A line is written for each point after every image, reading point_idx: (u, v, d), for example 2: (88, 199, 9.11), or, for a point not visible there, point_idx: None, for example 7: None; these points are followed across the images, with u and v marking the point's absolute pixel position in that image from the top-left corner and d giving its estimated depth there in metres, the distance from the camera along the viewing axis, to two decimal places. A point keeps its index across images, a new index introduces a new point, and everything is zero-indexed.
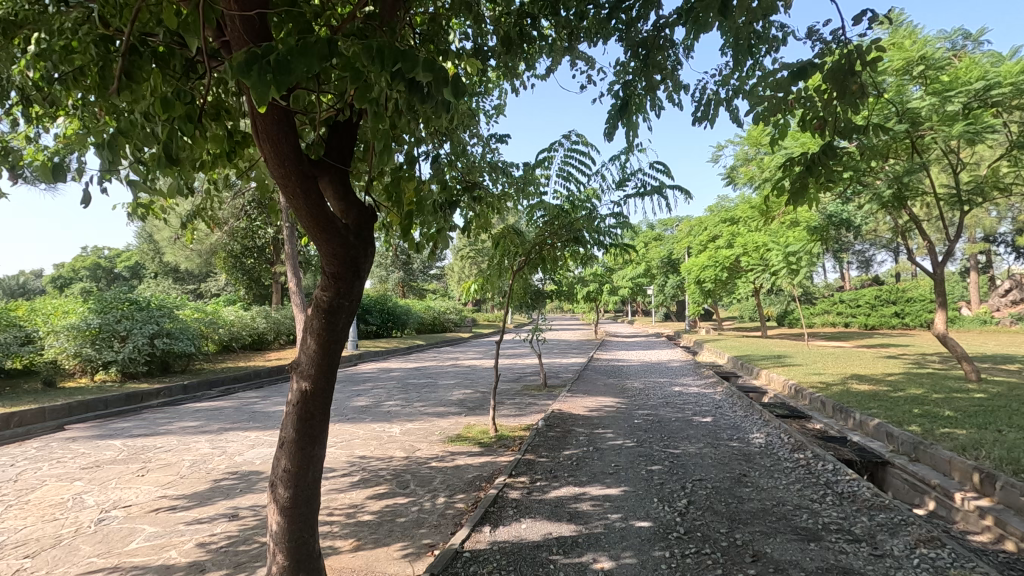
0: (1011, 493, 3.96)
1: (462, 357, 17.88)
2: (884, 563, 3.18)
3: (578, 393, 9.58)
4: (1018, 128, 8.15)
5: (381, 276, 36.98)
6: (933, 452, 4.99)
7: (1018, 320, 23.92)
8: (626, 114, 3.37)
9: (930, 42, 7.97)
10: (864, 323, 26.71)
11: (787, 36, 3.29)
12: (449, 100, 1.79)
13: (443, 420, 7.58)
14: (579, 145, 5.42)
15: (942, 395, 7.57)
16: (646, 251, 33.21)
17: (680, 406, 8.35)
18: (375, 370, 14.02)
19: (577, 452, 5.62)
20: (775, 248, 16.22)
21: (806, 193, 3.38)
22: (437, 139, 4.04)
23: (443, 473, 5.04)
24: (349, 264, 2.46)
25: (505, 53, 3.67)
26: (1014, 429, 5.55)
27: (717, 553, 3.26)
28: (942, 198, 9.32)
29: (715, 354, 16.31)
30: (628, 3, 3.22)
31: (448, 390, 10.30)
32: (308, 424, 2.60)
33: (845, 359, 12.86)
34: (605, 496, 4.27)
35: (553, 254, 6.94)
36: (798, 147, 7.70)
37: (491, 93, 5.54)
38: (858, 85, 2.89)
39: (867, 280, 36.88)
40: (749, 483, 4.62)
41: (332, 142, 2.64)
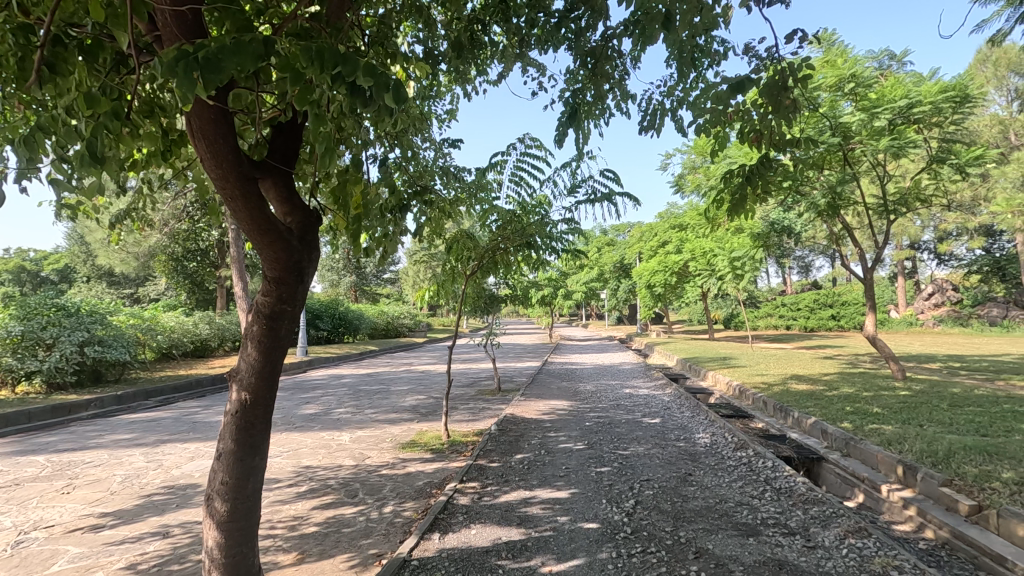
0: (930, 484, 4.25)
1: (416, 362, 17.72)
2: (816, 554, 3.33)
3: (532, 397, 9.66)
4: (937, 144, 8.79)
5: (333, 280, 36.23)
6: (863, 447, 5.29)
7: (939, 322, 25.78)
8: (576, 122, 3.44)
9: (859, 61, 8.45)
10: (803, 325, 28.07)
11: (727, 51, 3.42)
12: (390, 105, 1.77)
13: (395, 427, 7.47)
14: (533, 150, 5.44)
15: (872, 393, 8.03)
16: (600, 256, 33.80)
17: (631, 408, 8.55)
18: (325, 377, 13.67)
19: (529, 456, 5.66)
20: (721, 254, 16.91)
21: (745, 204, 3.54)
22: (388, 142, 4.02)
23: (393, 481, 4.97)
24: (292, 268, 2.39)
25: (456, 57, 3.66)
26: (934, 423, 5.95)
27: (662, 552, 3.34)
28: (871, 207, 9.91)
29: (664, 357, 16.75)
30: (577, 13, 3.28)
31: (400, 397, 10.17)
32: (248, 433, 2.50)
33: (785, 360, 13.47)
34: (555, 499, 4.32)
35: (506, 259, 6.97)
36: (740, 157, 8.06)
37: (443, 97, 5.52)
38: (791, 99, 3.05)
39: (807, 285, 38.92)
40: (694, 482, 4.76)
41: (276, 144, 2.58)
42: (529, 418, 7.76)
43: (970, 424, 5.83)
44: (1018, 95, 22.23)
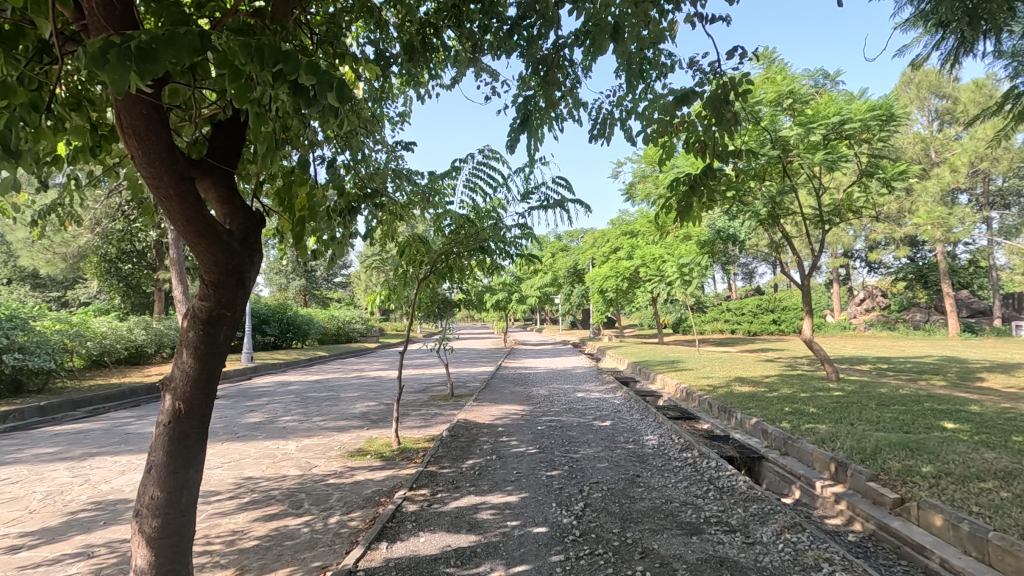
0: (858, 479, 4.50)
1: (368, 368, 17.37)
2: (754, 549, 3.47)
3: (484, 402, 9.65)
4: (866, 159, 9.37)
5: (282, 283, 35.15)
6: (799, 445, 5.55)
7: (870, 326, 27.40)
8: (528, 128, 3.47)
9: (796, 79, 8.89)
10: (747, 329, 29.28)
11: (673, 64, 3.53)
12: (335, 105, 1.73)
13: (344, 434, 7.29)
14: (486, 156, 5.46)
15: (809, 394, 8.44)
16: (553, 261, 34.18)
17: (582, 411, 8.66)
18: (272, 384, 13.19)
19: (480, 461, 5.64)
20: (670, 260, 17.43)
21: (690, 212, 3.66)
22: (337, 144, 3.93)
23: (341, 490, 4.84)
24: (232, 272, 2.29)
25: (408, 59, 3.62)
26: (864, 422, 6.30)
27: (609, 553, 3.39)
28: (808, 217, 10.45)
29: (616, 361, 17.07)
30: (529, 22, 3.33)
31: (350, 403, 9.93)
32: (182, 445, 2.38)
33: (729, 363, 14.01)
34: (505, 504, 4.32)
35: (460, 263, 6.94)
36: (688, 166, 8.35)
37: (395, 99, 5.46)
38: (732, 113, 3.18)
39: (750, 290, 40.67)
40: (641, 484, 4.87)
41: (216, 143, 2.48)
42: (481, 423, 7.74)
43: (896, 422, 6.21)
44: (938, 116, 24.06)
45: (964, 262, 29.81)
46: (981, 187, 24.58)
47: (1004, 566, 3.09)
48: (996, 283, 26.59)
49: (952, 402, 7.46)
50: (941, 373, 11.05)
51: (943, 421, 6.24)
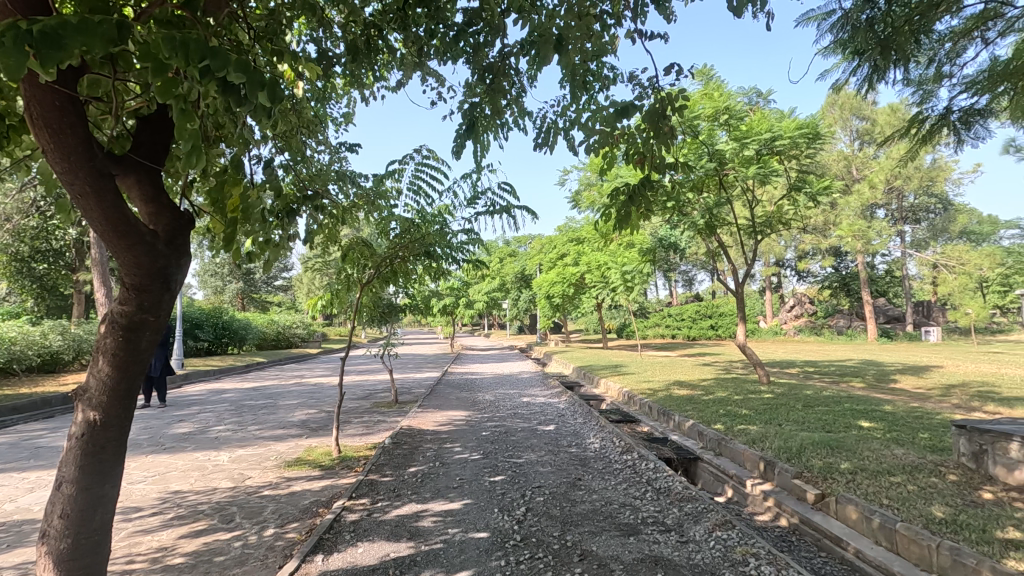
0: (784, 477, 4.75)
1: (308, 374, 16.80)
2: (688, 547, 3.60)
3: (429, 408, 9.55)
4: (795, 174, 9.95)
5: (217, 286, 33.52)
6: (731, 446, 5.80)
7: (799, 332, 29.07)
8: (473, 134, 3.48)
9: (731, 96, 9.32)
10: (687, 334, 30.39)
11: (616, 77, 3.64)
12: (265, 104, 1.69)
13: (281, 444, 7.03)
14: (430, 160, 5.44)
15: (742, 396, 8.85)
16: (501, 267, 34.34)
17: (526, 416, 8.73)
18: (204, 392, 12.54)
19: (423, 468, 5.58)
20: (615, 267, 17.90)
21: (629, 221, 3.76)
22: (276, 143, 3.79)
23: (276, 502, 4.66)
24: (157, 276, 2.17)
25: (353, 61, 3.55)
26: (790, 423, 6.67)
27: (549, 556, 3.44)
28: (742, 228, 10.98)
29: (562, 365, 17.32)
30: (476, 29, 3.35)
31: (288, 411, 9.58)
32: (97, 459, 2.23)
33: (669, 367, 14.49)
34: (447, 511, 4.29)
35: (405, 268, 6.84)
36: (630, 176, 8.61)
37: (339, 99, 5.36)
38: (669, 126, 3.30)
39: (690, 297, 42.28)
40: (582, 486, 4.96)
41: (141, 138, 2.35)
42: (425, 429, 7.65)
43: (818, 422, 6.61)
44: (859, 136, 25.88)
45: (881, 272, 32.20)
46: (896, 203, 26.63)
47: (910, 554, 3.35)
48: (908, 291, 28.82)
49: (869, 402, 8.03)
50: (860, 375, 11.86)
51: (860, 420, 6.70)
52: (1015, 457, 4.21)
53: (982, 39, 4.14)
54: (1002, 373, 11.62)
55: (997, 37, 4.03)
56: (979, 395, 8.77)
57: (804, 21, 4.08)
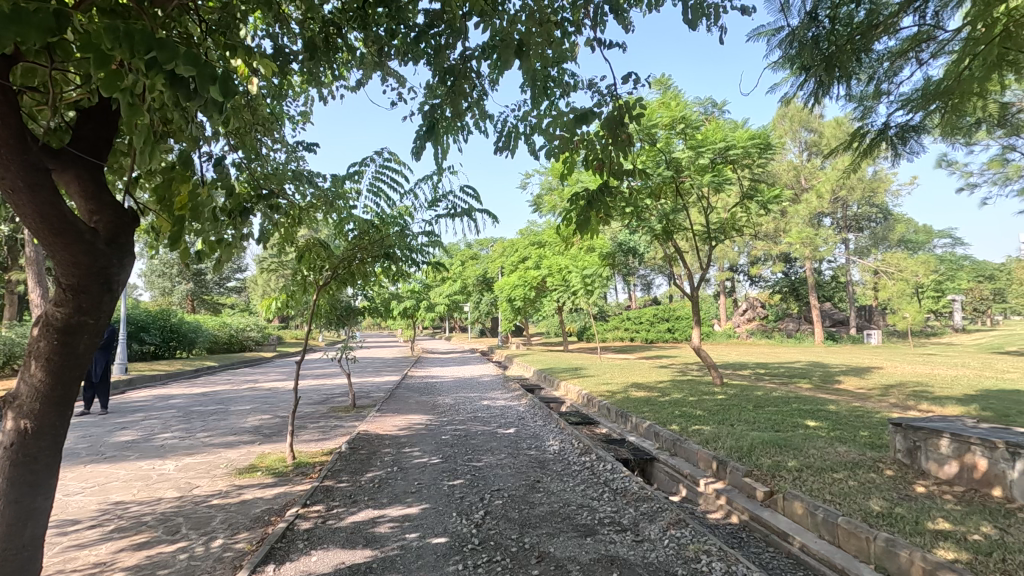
0: (736, 476, 4.91)
1: (262, 379, 16.29)
2: (643, 546, 3.67)
3: (388, 412, 9.42)
4: (747, 183, 10.31)
5: (165, 287, 32.11)
6: (686, 446, 5.95)
7: (751, 335, 30.11)
8: (434, 136, 3.46)
9: (688, 105, 9.59)
10: (645, 337, 31.04)
11: (576, 84, 3.69)
12: (217, 99, 1.64)
13: (232, 451, 6.79)
14: (391, 163, 5.39)
15: (696, 398, 9.11)
16: (463, 269, 34.23)
17: (487, 419, 8.72)
18: (149, 398, 11.98)
19: (380, 473, 5.50)
20: (575, 271, 18.13)
21: (589, 226, 3.81)
22: (228, 140, 3.68)
23: (225, 511, 4.50)
24: (97, 276, 2.06)
25: (311, 58, 3.47)
26: (741, 423, 6.90)
27: (506, 559, 3.45)
28: (698, 234, 11.29)
29: (523, 368, 17.40)
30: (437, 31, 3.34)
31: (240, 417, 9.25)
32: (27, 470, 2.10)
33: (627, 369, 14.75)
34: (405, 516, 4.24)
35: (363, 270, 6.72)
36: (590, 181, 8.74)
37: (296, 97, 5.26)
38: (627, 134, 3.37)
39: (648, 301, 43.24)
40: (541, 489, 4.99)
41: (81, 132, 2.25)
42: (383, 434, 7.54)
43: (768, 422, 6.86)
44: (807, 147, 27.06)
45: (827, 277, 33.72)
46: (841, 212, 27.96)
47: (850, 547, 3.51)
48: (851, 296, 30.30)
49: (815, 403, 8.38)
50: (807, 377, 12.39)
51: (806, 420, 6.98)
52: (945, 453, 4.48)
53: (916, 60, 4.41)
54: (936, 374, 12.36)
55: (930, 58, 4.29)
56: (914, 394, 9.29)
57: (755, 36, 4.24)
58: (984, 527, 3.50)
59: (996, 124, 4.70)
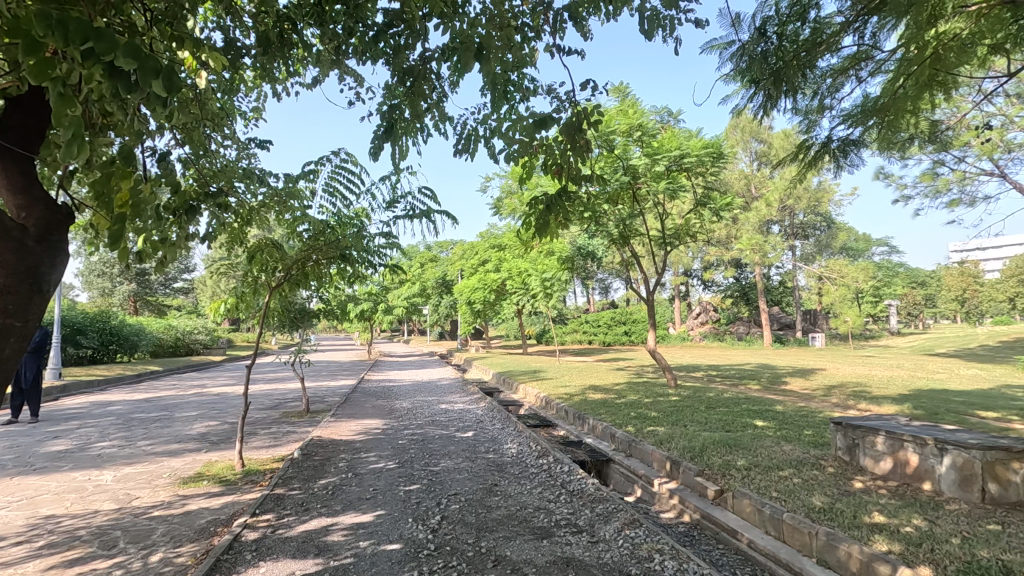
0: (688, 476, 5.04)
1: (210, 383, 15.64)
2: (598, 547, 3.72)
3: (343, 417, 9.22)
4: (701, 190, 10.61)
5: (105, 288, 30.40)
6: (641, 447, 6.07)
7: (704, 338, 31.01)
8: (393, 137, 3.41)
9: (645, 114, 9.80)
10: (603, 340, 31.50)
11: (536, 89, 3.72)
12: (159, 93, 1.58)
13: (176, 459, 6.48)
14: (347, 163, 5.30)
15: (651, 399, 9.30)
16: (422, 272, 33.88)
17: (445, 423, 8.64)
18: (85, 405, 11.31)
19: (334, 480, 5.37)
20: (535, 274, 18.24)
21: (547, 230, 3.83)
22: (173, 133, 3.52)
23: (167, 523, 4.29)
24: (25, 275, 1.92)
25: (264, 53, 3.37)
26: (694, 424, 7.09)
27: (463, 564, 3.43)
28: (654, 239, 11.55)
29: (482, 371, 17.36)
30: (397, 31, 3.30)
31: (186, 424, 8.85)
32: None
33: (585, 372, 14.93)
34: (358, 524, 4.15)
35: (318, 272, 6.55)
36: (550, 185, 8.82)
37: (248, 92, 5.09)
38: (585, 140, 3.40)
39: (606, 304, 43.94)
40: (498, 492, 4.98)
41: (10, 121, 2.11)
42: (337, 439, 7.37)
43: (719, 423, 7.08)
44: (757, 157, 28.12)
45: (776, 282, 35.12)
46: (788, 221, 29.15)
47: (794, 542, 3.66)
48: (798, 301, 31.65)
49: (763, 403, 8.70)
50: (756, 379, 12.86)
51: (754, 420, 7.24)
52: (881, 449, 4.73)
53: (856, 78, 4.65)
54: (873, 375, 13.05)
55: (869, 76, 4.54)
56: (854, 394, 9.77)
57: (708, 49, 4.38)
58: (914, 519, 3.71)
59: (926, 141, 5.01)
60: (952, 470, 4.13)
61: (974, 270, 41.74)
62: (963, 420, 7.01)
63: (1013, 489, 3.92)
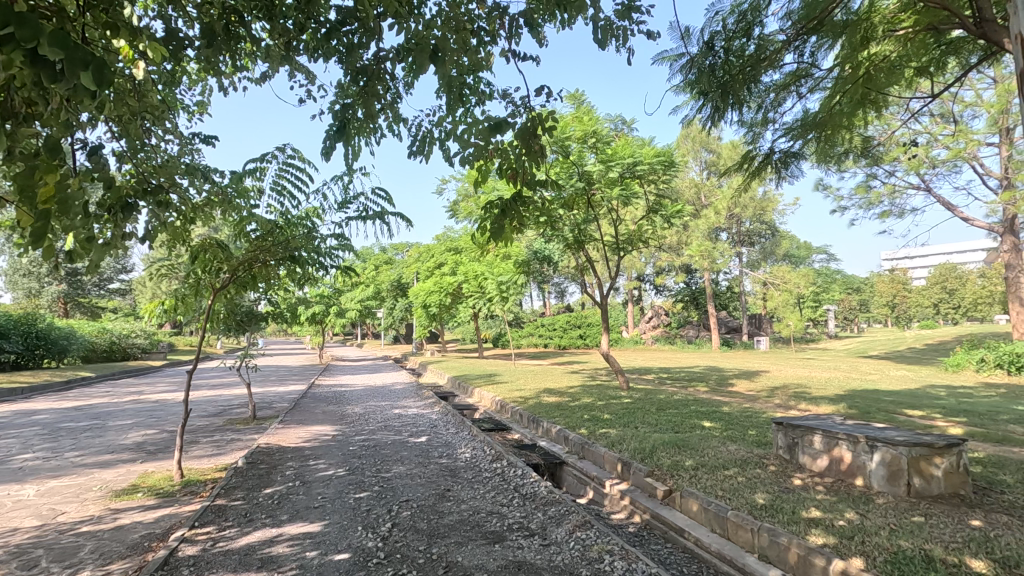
0: (639, 476, 5.15)
1: (149, 390, 14.85)
2: (549, 550, 3.74)
3: (292, 424, 8.93)
4: (653, 197, 10.89)
5: (31, 288, 28.36)
6: (594, 450, 6.15)
7: (656, 341, 31.77)
8: (345, 136, 3.33)
9: (600, 121, 9.99)
10: (558, 344, 31.80)
11: (491, 93, 3.72)
12: (88, 87, 1.48)
13: (108, 471, 6.11)
14: (295, 161, 5.15)
15: (604, 402, 9.46)
16: (376, 274, 33.31)
17: (398, 429, 8.51)
18: (7, 414, 10.51)
19: (280, 489, 5.19)
20: (491, 278, 18.24)
21: (502, 234, 3.82)
22: (107, 125, 3.31)
23: (96, 539, 4.03)
24: None
25: (209, 46, 3.23)
26: (645, 425, 7.24)
27: (412, 572, 3.37)
28: (608, 244, 11.75)
29: (437, 375, 17.21)
30: (351, 29, 3.24)
31: (120, 433, 8.36)
32: None
33: (540, 376, 15.03)
34: (305, 534, 4.02)
35: (266, 273, 6.32)
36: (505, 189, 8.86)
37: (192, 85, 4.89)
38: (540, 146, 3.43)
39: (562, 308, 44.46)
40: (451, 497, 4.94)
41: None
42: (285, 446, 7.13)
43: (669, 424, 7.25)
44: (706, 166, 29.10)
45: (724, 287, 36.40)
46: (735, 228, 30.30)
47: (738, 538, 3.79)
48: (744, 305, 32.93)
49: (711, 404, 8.99)
50: (704, 380, 13.28)
51: (702, 421, 7.48)
52: (818, 448, 4.96)
53: (797, 94, 4.88)
54: (812, 377, 13.72)
55: (808, 92, 4.78)
56: (795, 395, 10.24)
57: (659, 60, 4.50)
58: (847, 513, 3.90)
59: (859, 156, 5.30)
60: (882, 466, 4.37)
61: (903, 276, 44.53)
62: (893, 419, 7.44)
63: (935, 483, 4.20)
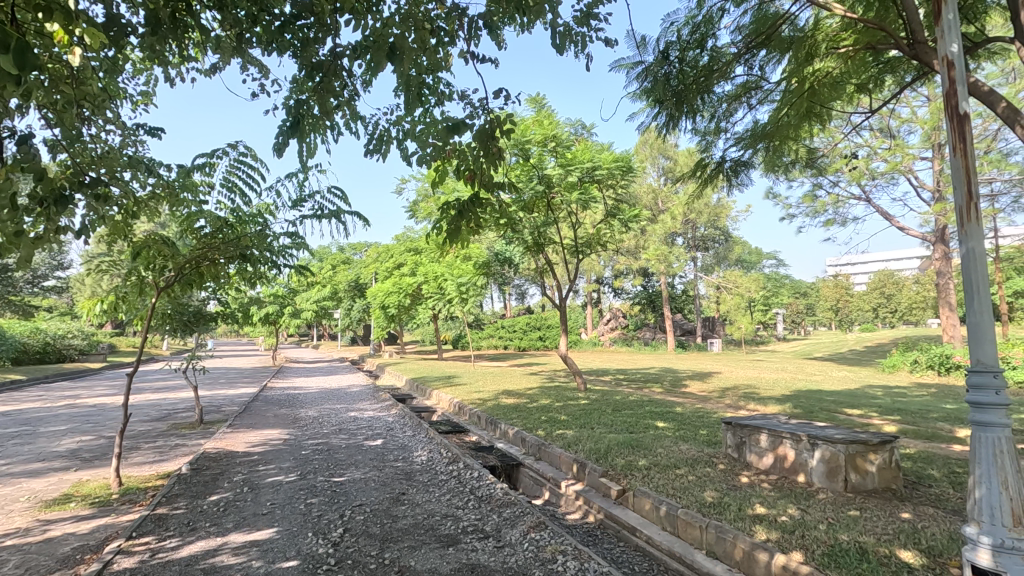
0: (594, 476, 5.21)
1: (85, 394, 14.05)
2: (503, 552, 3.74)
3: (241, 428, 8.63)
4: (611, 202, 11.06)
5: None
6: (550, 451, 6.20)
7: (613, 343, 32.25)
8: (299, 133, 3.24)
9: (560, 125, 10.09)
10: (518, 345, 31.87)
11: (451, 94, 3.71)
12: (10, 71, 1.41)
13: (38, 480, 5.75)
14: (247, 158, 5.00)
15: (561, 404, 9.53)
16: (333, 274, 32.58)
17: (353, 432, 8.34)
18: None
19: (227, 496, 5.00)
20: (451, 279, 18.11)
21: (458, 235, 3.79)
22: (39, 111, 3.11)
23: (23, 553, 3.79)
24: None
25: (153, 34, 3.08)
26: (601, 426, 7.34)
27: None
28: (567, 247, 11.88)
29: (395, 377, 16.95)
30: (306, 22, 3.17)
31: (52, 440, 7.87)
32: None
33: (499, 378, 14.99)
34: (251, 542, 3.89)
35: (215, 272, 6.08)
36: (464, 190, 8.85)
37: (136, 75, 4.68)
38: (498, 148, 3.43)
39: (522, 309, 44.62)
40: (405, 501, 4.87)
41: None
42: (233, 451, 6.89)
43: (624, 425, 7.38)
44: (664, 172, 29.78)
45: (679, 291, 37.32)
46: (690, 233, 31.13)
47: (687, 536, 3.89)
48: (698, 308, 33.85)
49: (664, 405, 9.22)
50: (659, 382, 13.55)
51: (656, 421, 7.65)
52: (763, 446, 5.15)
53: (748, 105, 5.06)
54: (761, 377, 14.25)
55: (758, 104, 4.97)
56: (744, 395, 10.58)
57: (616, 67, 4.59)
58: (789, 508, 4.07)
59: (805, 166, 5.53)
60: (822, 463, 4.58)
61: (845, 282, 46.74)
62: (834, 418, 7.81)
63: (869, 478, 4.42)
